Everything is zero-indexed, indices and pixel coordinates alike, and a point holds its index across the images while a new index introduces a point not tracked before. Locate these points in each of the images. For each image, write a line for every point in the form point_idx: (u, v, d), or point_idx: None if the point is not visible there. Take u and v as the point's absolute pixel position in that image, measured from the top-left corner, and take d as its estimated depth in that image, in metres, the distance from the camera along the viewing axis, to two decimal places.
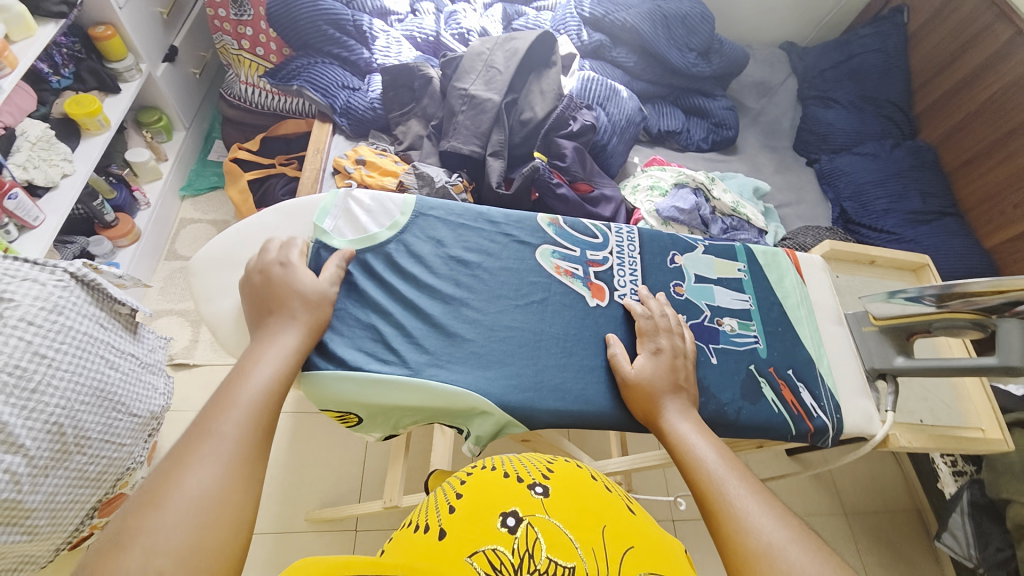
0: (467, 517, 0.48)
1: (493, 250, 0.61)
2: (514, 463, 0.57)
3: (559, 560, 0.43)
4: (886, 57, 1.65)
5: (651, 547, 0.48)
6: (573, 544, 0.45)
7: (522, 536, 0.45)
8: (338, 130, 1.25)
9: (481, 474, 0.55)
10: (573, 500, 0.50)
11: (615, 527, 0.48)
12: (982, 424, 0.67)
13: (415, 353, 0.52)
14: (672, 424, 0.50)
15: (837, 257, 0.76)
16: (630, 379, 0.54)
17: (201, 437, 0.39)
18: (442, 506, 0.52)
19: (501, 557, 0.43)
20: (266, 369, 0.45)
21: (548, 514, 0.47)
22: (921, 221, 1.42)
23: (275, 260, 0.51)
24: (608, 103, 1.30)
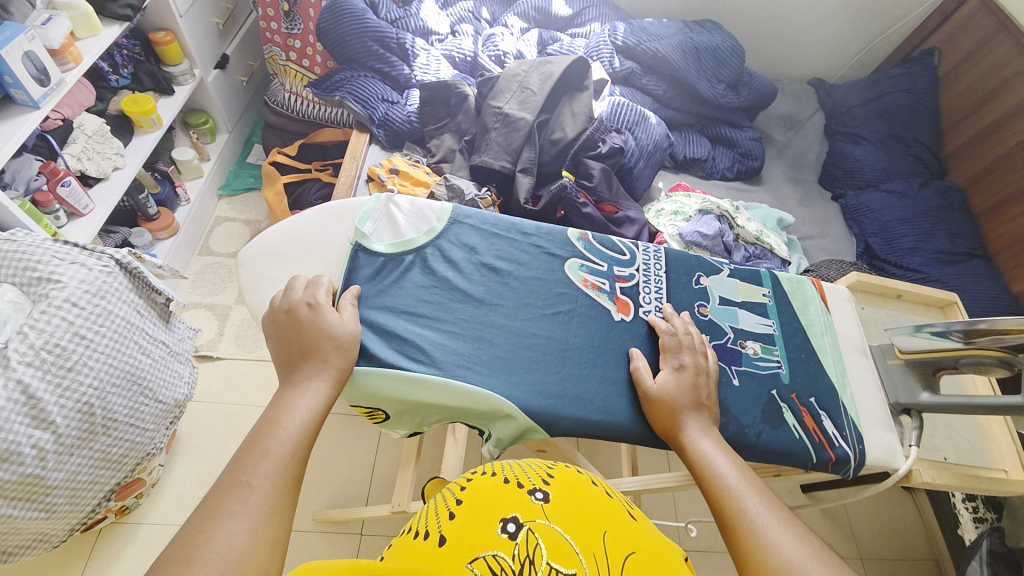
0: (467, 522, 0.48)
1: (524, 260, 0.63)
2: (513, 466, 0.56)
3: (559, 566, 0.43)
4: (916, 98, 1.66)
5: (654, 554, 0.48)
6: (573, 551, 0.45)
7: (522, 542, 0.45)
8: (374, 140, 1.30)
9: (479, 478, 0.55)
10: (574, 505, 0.50)
11: (616, 533, 0.48)
12: (1007, 466, 0.66)
13: (444, 353, 0.54)
14: (693, 439, 0.51)
15: (863, 288, 0.76)
16: (652, 392, 0.54)
17: (260, 444, 0.42)
18: (442, 510, 0.52)
19: (501, 563, 0.44)
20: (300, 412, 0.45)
21: (549, 519, 0.47)
22: (948, 261, 1.40)
23: (302, 299, 0.51)
24: (636, 128, 1.33)
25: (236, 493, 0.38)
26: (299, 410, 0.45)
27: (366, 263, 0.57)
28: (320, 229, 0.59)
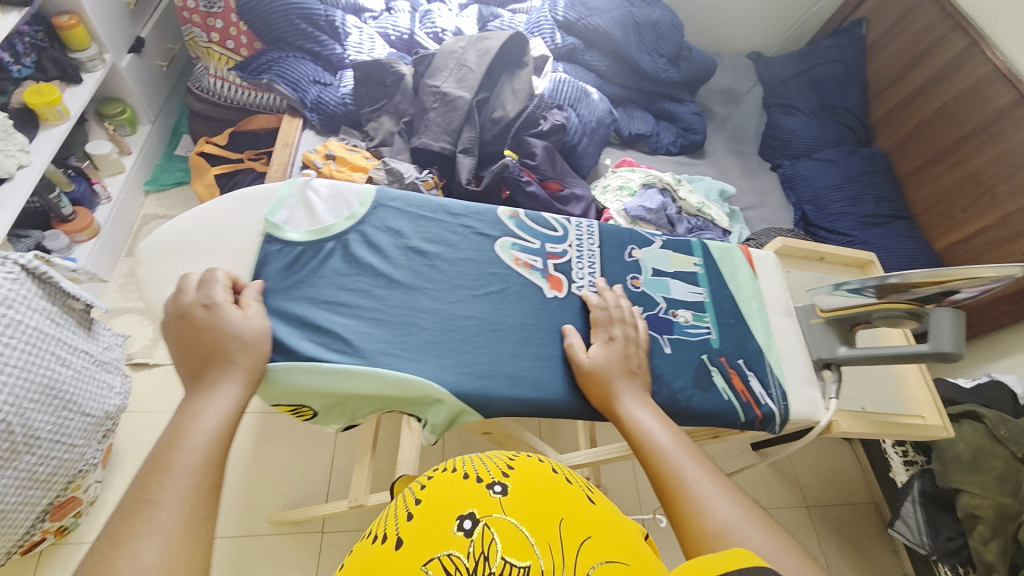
0: (424, 523, 0.43)
1: (454, 241, 0.62)
2: (475, 459, 0.51)
3: (514, 562, 0.39)
4: (845, 68, 1.73)
5: (612, 537, 0.44)
6: (530, 545, 0.40)
7: (478, 539, 0.40)
8: (308, 125, 1.23)
9: (441, 475, 0.50)
10: (533, 495, 0.45)
11: (574, 520, 0.44)
12: (923, 412, 0.70)
13: (369, 342, 0.53)
14: (627, 410, 0.52)
15: (789, 253, 0.79)
16: (585, 366, 0.55)
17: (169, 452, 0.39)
18: (400, 511, 0.46)
19: (456, 563, 0.39)
20: (209, 417, 0.42)
21: (506, 513, 0.43)
22: (874, 224, 1.49)
23: (199, 300, 0.48)
24: (578, 104, 1.32)
25: (146, 510, 0.36)
26: (209, 416, 0.42)
27: (279, 253, 0.55)
28: (226, 218, 0.55)
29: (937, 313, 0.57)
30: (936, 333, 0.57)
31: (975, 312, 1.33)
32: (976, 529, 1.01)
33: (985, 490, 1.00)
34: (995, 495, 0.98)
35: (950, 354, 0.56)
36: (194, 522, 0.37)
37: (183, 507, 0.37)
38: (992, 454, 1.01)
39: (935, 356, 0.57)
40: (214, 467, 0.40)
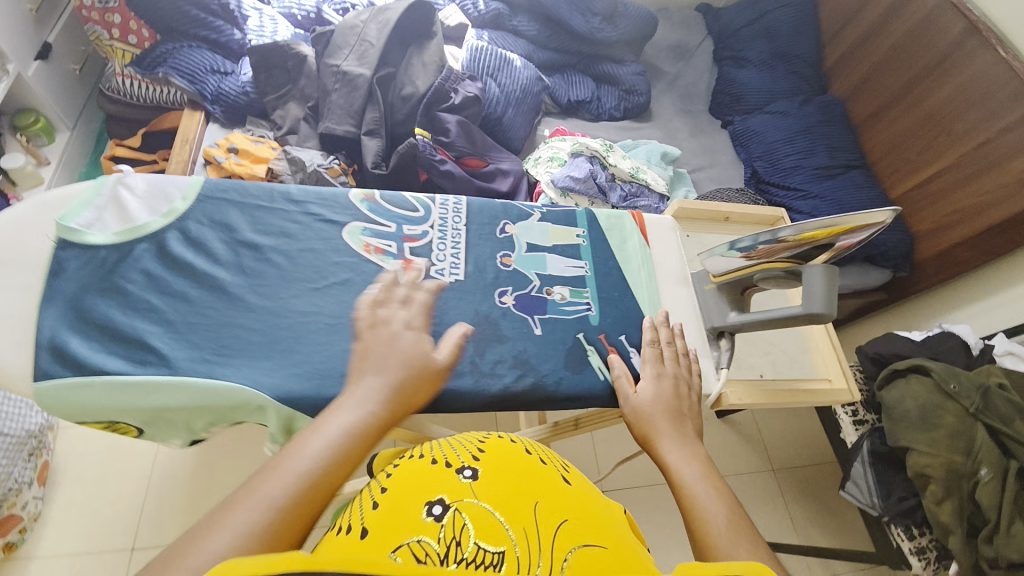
0: (391, 508, 0.40)
1: (294, 231, 0.56)
2: (443, 446, 0.50)
3: (488, 546, 0.36)
4: (795, 14, 1.63)
5: (590, 516, 0.42)
6: (505, 527, 0.38)
7: (449, 524, 0.37)
8: (212, 118, 1.17)
9: (406, 463, 0.48)
10: (507, 478, 0.44)
11: (549, 502, 0.42)
12: (829, 375, 0.67)
13: (181, 350, 0.48)
14: (664, 449, 0.45)
15: (689, 216, 0.74)
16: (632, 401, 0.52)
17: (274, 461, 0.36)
18: (364, 499, 0.42)
19: (427, 549, 0.36)
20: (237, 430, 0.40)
21: (478, 496, 0.40)
22: (827, 176, 1.41)
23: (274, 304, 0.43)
24: (499, 73, 1.25)
25: (224, 512, 0.32)
26: None
27: (79, 260, 0.50)
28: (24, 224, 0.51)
29: (809, 270, 0.53)
30: (807, 292, 0.53)
31: (933, 262, 1.27)
32: (928, 489, 0.95)
33: (935, 448, 0.95)
34: (946, 452, 0.94)
35: (821, 313, 0.52)
36: (269, 537, 0.32)
37: (267, 515, 0.32)
38: (942, 409, 0.97)
39: (805, 316, 0.53)
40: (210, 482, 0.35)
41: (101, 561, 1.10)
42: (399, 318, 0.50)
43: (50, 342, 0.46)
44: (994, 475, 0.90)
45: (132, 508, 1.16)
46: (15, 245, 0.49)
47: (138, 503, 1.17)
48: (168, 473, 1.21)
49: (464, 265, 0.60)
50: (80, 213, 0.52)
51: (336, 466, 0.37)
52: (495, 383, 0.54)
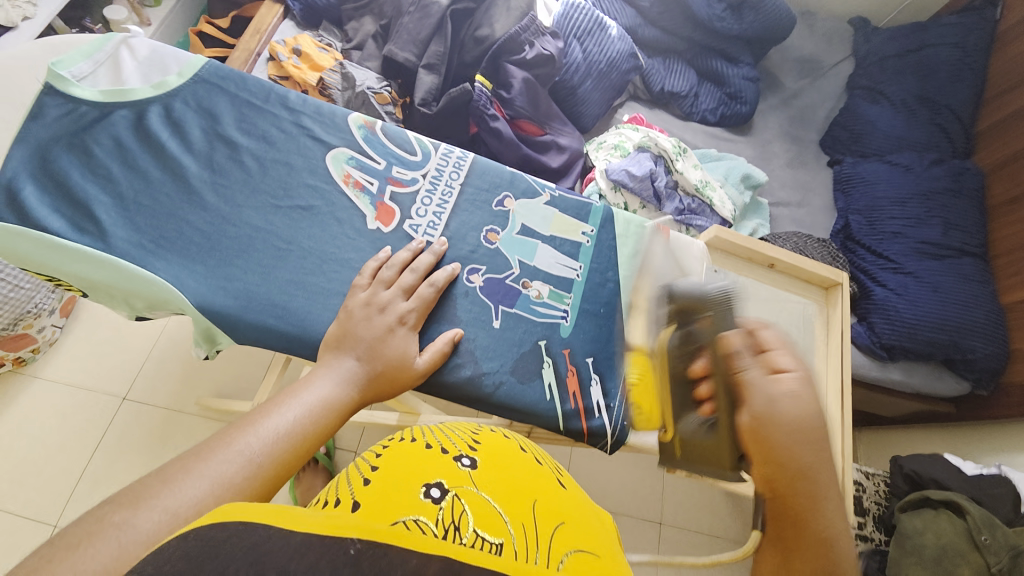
0: (386, 486, 0.36)
1: (276, 138, 0.52)
2: (433, 431, 0.46)
3: (487, 536, 0.33)
4: (964, 54, 1.33)
5: (584, 528, 0.39)
6: (503, 519, 0.35)
7: (447, 508, 0.35)
8: (290, 15, 1.15)
9: (396, 445, 0.44)
10: (503, 472, 0.41)
11: (546, 503, 0.39)
12: None
13: (120, 228, 0.46)
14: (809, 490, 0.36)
15: (725, 248, 0.62)
16: (755, 398, 0.38)
17: (249, 419, 0.38)
18: (352, 478, 0.39)
19: (426, 527, 0.32)
20: (320, 390, 0.42)
21: (478, 487, 0.38)
22: (933, 255, 1.18)
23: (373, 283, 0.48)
24: (588, 38, 1.13)
25: (200, 457, 0.33)
26: (293, 407, 0.39)
27: (59, 109, 0.48)
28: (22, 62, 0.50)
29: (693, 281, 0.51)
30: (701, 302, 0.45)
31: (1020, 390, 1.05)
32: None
33: None
34: None
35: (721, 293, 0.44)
36: (246, 489, 0.33)
37: (248, 467, 0.34)
38: (962, 559, 0.80)
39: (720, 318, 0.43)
40: (293, 445, 0.38)
41: (97, 399, 1.20)
42: (394, 310, 0.47)
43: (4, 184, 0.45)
44: None
45: (132, 363, 1.24)
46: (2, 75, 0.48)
47: (139, 360, 1.24)
48: (171, 342, 1.26)
49: (444, 226, 0.54)
50: (76, 63, 0.50)
51: (308, 436, 0.39)
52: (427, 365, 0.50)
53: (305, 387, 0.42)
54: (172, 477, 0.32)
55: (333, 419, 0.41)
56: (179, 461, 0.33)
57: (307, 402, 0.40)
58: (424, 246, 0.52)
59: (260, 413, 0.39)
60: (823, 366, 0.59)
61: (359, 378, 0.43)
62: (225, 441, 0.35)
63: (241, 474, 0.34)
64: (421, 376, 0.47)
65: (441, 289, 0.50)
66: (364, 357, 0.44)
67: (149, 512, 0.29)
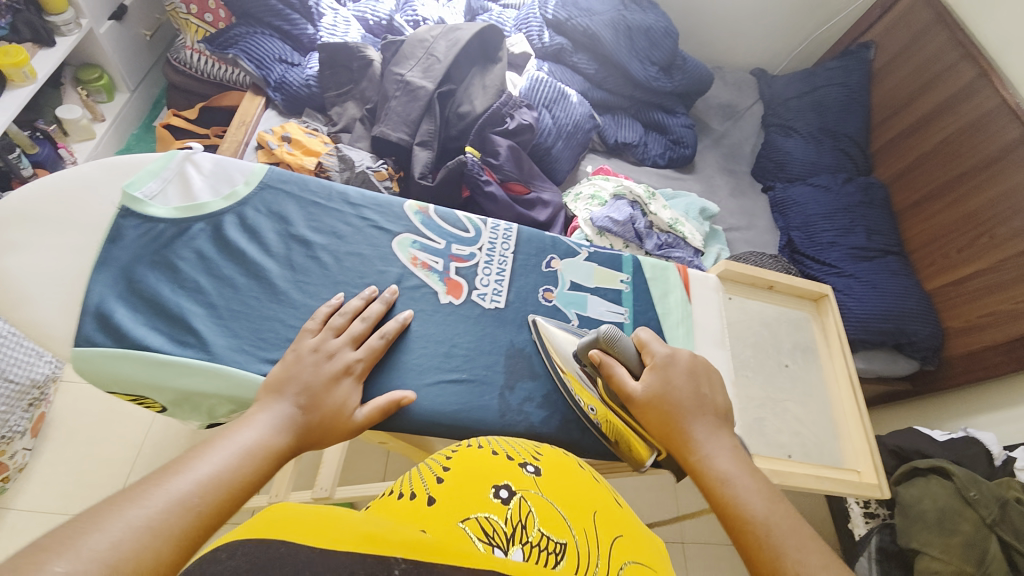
0: (459, 485, 0.39)
1: (344, 232, 0.64)
2: (498, 441, 0.48)
3: (552, 536, 0.36)
4: (848, 92, 1.62)
5: (632, 536, 0.42)
6: (566, 524, 0.37)
7: (515, 508, 0.37)
8: (271, 105, 1.20)
9: (464, 449, 0.46)
10: (565, 480, 0.43)
11: (605, 513, 0.42)
12: (858, 466, 0.65)
13: (217, 336, 0.56)
14: (690, 443, 0.51)
15: (735, 278, 0.72)
16: (636, 397, 0.54)
17: (185, 460, 0.39)
18: (425, 476, 0.41)
19: (495, 526, 0.36)
20: (258, 432, 0.45)
21: (543, 492, 0.40)
22: (863, 258, 1.39)
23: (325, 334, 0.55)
24: (554, 106, 1.27)
25: (135, 503, 0.34)
26: (233, 443, 0.42)
27: (137, 229, 0.59)
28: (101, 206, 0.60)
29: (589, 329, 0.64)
30: (605, 341, 0.57)
31: (962, 360, 1.25)
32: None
33: (948, 555, 0.91)
34: (959, 560, 0.89)
35: (604, 329, 0.57)
36: (198, 513, 0.36)
37: (187, 516, 0.35)
38: (960, 516, 0.92)
39: (604, 340, 0.57)
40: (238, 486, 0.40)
41: None
42: (342, 357, 0.54)
43: (97, 309, 0.55)
44: None
45: (117, 476, 1.13)
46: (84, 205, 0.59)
47: (125, 472, 1.13)
48: (159, 447, 1.16)
49: (506, 293, 0.65)
50: (146, 183, 0.61)
51: (245, 484, 0.41)
52: (521, 421, 0.60)
53: (230, 438, 0.43)
54: (103, 521, 0.32)
55: (270, 464, 0.43)
56: (136, 485, 0.36)
57: (245, 442, 0.43)
58: (376, 294, 0.60)
59: (200, 451, 0.41)
60: (831, 364, 0.71)
61: (292, 427, 0.47)
62: (159, 485, 0.36)
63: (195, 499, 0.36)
64: (358, 427, 0.52)
65: (390, 338, 0.58)
66: (300, 403, 0.49)
67: (96, 537, 0.31)
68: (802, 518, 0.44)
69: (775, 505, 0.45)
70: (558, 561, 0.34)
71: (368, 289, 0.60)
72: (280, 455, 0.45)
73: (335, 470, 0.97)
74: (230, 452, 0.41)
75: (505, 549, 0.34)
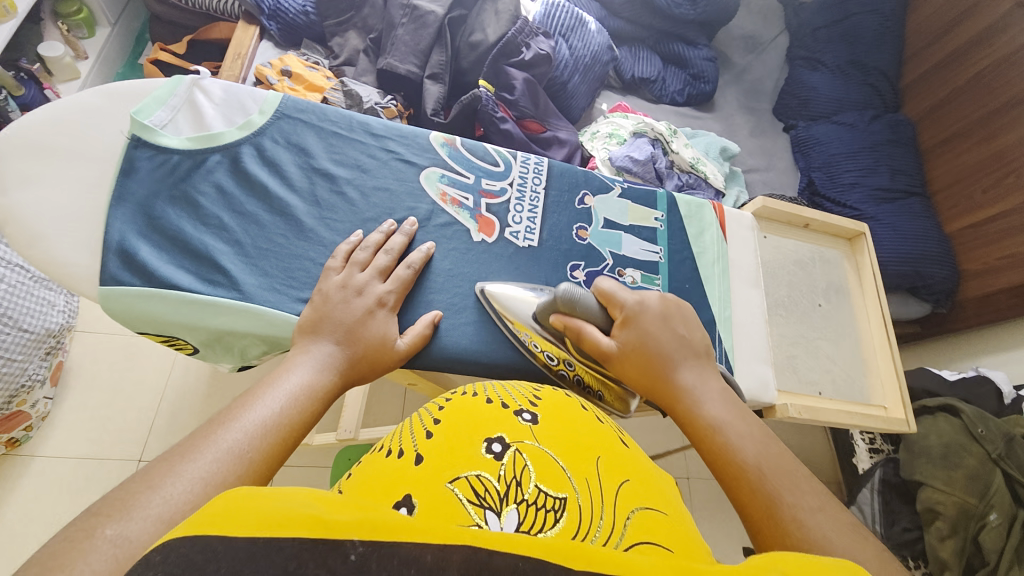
0: (449, 439, 0.33)
1: (370, 165, 0.63)
2: (495, 387, 0.42)
3: (550, 491, 0.30)
4: (884, 19, 1.51)
5: (651, 485, 0.34)
6: (567, 478, 0.31)
7: (509, 464, 0.31)
8: (266, 35, 1.10)
9: (458, 397, 0.40)
10: (568, 427, 0.36)
11: (612, 459, 0.35)
12: (885, 402, 0.70)
13: (248, 276, 0.55)
14: (675, 395, 0.49)
15: (769, 216, 0.75)
16: (611, 353, 0.53)
17: (231, 413, 0.38)
18: (415, 429, 0.36)
19: (487, 485, 0.30)
20: (301, 380, 0.44)
21: (542, 443, 0.33)
22: (886, 199, 1.35)
23: (352, 268, 0.55)
24: (572, 34, 1.18)
25: (187, 457, 0.33)
26: (279, 394, 0.42)
27: (151, 161, 0.57)
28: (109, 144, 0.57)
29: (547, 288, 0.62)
30: (568, 303, 0.54)
31: (975, 302, 1.25)
32: (933, 524, 0.95)
33: (950, 486, 0.93)
34: (961, 492, 0.92)
35: (561, 289, 0.55)
36: (256, 460, 0.36)
37: (237, 462, 0.35)
38: (965, 451, 0.95)
39: (564, 303, 0.55)
40: (288, 432, 0.40)
41: (108, 467, 1.10)
42: (373, 292, 0.53)
43: (116, 249, 0.54)
44: (1002, 521, 0.88)
45: (142, 422, 1.14)
46: (93, 141, 0.56)
47: (148, 419, 1.15)
48: (179, 394, 1.17)
49: (539, 231, 0.66)
50: (154, 111, 0.58)
51: (293, 425, 0.40)
52: None
53: (271, 386, 0.42)
54: (156, 479, 0.31)
55: (317, 407, 0.43)
56: (180, 446, 0.35)
57: (288, 390, 0.43)
58: (395, 228, 0.60)
59: (244, 407, 0.40)
60: (861, 303, 0.75)
61: (330, 375, 0.46)
62: (208, 438, 0.35)
63: (249, 446, 0.36)
64: (402, 357, 0.53)
65: (416, 270, 0.58)
66: (342, 343, 0.49)
67: (155, 496, 0.30)
68: (797, 459, 0.43)
69: (769, 447, 0.43)
70: (557, 521, 0.28)
71: (389, 221, 0.60)
72: (324, 398, 0.45)
73: (358, 413, 0.99)
74: (278, 400, 0.41)
75: (498, 513, 0.28)
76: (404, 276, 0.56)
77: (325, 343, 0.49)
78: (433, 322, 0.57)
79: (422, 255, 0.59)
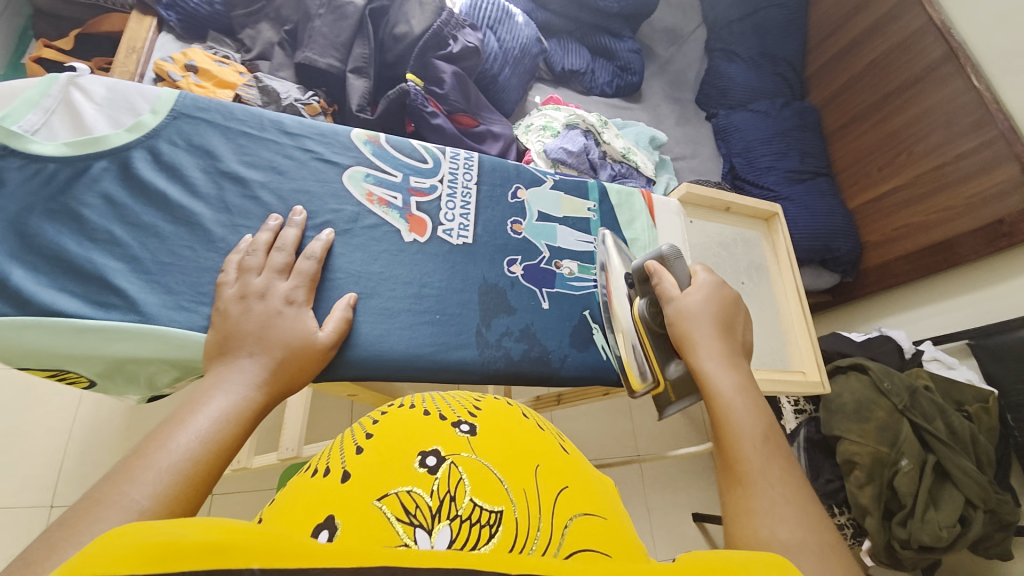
0: (381, 456, 0.32)
1: (285, 166, 0.59)
2: (434, 397, 0.41)
3: (484, 504, 0.29)
4: (788, 13, 1.63)
5: (587, 487, 0.35)
6: (503, 487, 0.31)
7: (443, 477, 0.30)
8: (165, 27, 1.00)
9: (394, 410, 0.39)
10: (507, 437, 0.36)
11: (552, 466, 0.34)
12: (804, 368, 0.76)
13: (149, 295, 0.50)
14: (700, 356, 0.51)
15: (694, 201, 0.79)
16: (673, 304, 0.56)
17: (129, 464, 0.33)
18: (345, 444, 0.35)
19: (418, 501, 0.29)
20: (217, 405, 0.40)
21: (477, 454, 0.33)
22: (798, 180, 1.46)
23: (264, 272, 0.51)
24: (499, 27, 1.18)
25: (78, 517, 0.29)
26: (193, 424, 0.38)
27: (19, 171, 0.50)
28: None
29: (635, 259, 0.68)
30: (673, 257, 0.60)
31: (875, 271, 1.39)
32: (853, 474, 1.05)
33: (864, 438, 1.03)
34: (874, 442, 1.02)
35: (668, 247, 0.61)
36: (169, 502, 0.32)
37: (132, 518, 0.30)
38: (874, 405, 1.05)
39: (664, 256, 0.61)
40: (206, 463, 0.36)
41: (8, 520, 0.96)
42: (278, 292, 0.50)
43: None
44: (913, 465, 0.99)
45: (49, 465, 1.02)
46: None
47: (57, 460, 1.03)
48: (93, 429, 1.06)
49: (473, 227, 0.65)
50: (23, 115, 0.51)
51: (199, 464, 0.35)
52: (500, 355, 0.61)
53: (179, 427, 0.37)
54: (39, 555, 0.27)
55: (238, 431, 0.40)
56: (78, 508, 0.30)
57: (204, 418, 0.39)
58: (317, 237, 0.56)
59: (153, 442, 0.36)
60: (779, 279, 0.81)
61: (249, 396, 0.42)
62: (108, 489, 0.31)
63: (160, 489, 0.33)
64: (330, 346, 0.51)
65: (320, 259, 0.54)
66: (260, 358, 0.45)
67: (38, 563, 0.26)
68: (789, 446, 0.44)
69: (770, 430, 0.45)
70: (492, 536, 0.27)
71: (294, 210, 0.56)
72: (247, 421, 0.41)
73: (299, 430, 0.93)
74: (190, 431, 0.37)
75: (429, 530, 0.27)
76: (311, 265, 0.53)
77: (244, 358, 0.45)
78: (350, 306, 0.54)
79: (325, 241, 0.55)
